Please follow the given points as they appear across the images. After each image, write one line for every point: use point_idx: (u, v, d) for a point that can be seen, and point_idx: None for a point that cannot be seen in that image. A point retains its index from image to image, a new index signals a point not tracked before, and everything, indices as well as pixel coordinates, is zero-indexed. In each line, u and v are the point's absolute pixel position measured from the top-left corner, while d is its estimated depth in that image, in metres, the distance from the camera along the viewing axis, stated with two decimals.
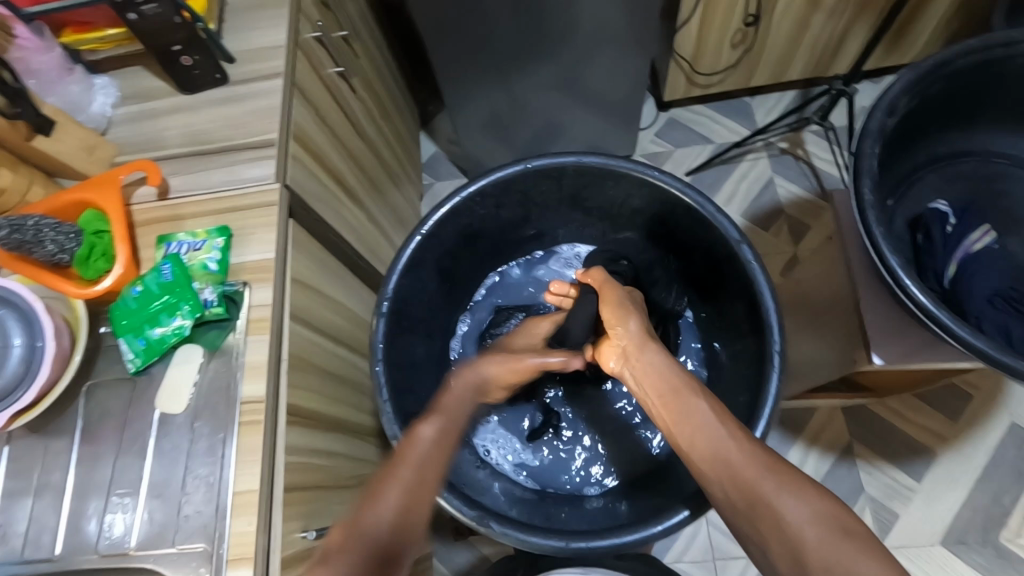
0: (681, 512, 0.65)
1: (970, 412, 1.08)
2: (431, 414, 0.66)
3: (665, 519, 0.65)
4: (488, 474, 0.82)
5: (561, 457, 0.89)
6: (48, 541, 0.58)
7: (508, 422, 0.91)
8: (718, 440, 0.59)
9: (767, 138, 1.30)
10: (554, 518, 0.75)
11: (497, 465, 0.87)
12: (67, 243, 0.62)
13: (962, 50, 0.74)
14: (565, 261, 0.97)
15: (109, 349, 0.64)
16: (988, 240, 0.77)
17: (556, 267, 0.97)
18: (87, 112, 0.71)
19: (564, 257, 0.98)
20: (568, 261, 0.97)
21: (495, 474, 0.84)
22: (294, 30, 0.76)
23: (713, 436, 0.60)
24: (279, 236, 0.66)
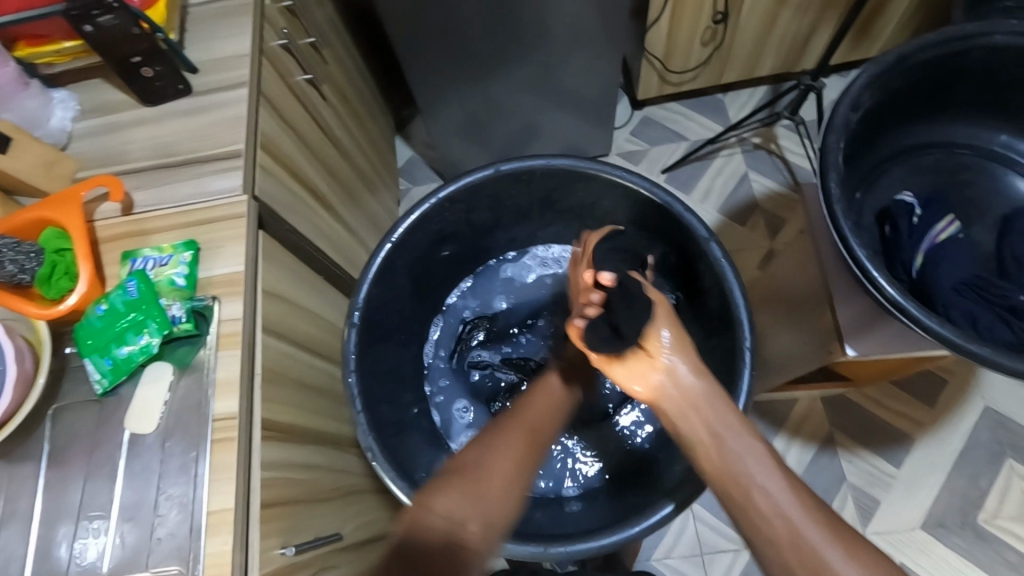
0: (664, 508, 0.65)
1: (945, 398, 1.10)
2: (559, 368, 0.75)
3: (648, 517, 0.65)
4: None
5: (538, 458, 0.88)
6: (16, 570, 0.56)
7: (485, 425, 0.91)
8: (781, 506, 0.54)
9: (740, 134, 1.32)
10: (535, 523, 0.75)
11: None
12: (27, 262, 0.60)
13: (920, 44, 0.75)
14: (541, 260, 0.97)
15: (75, 371, 0.62)
16: (953, 229, 0.79)
17: (531, 264, 0.97)
18: (45, 128, 0.70)
19: (539, 256, 0.97)
20: (544, 261, 0.97)
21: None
22: (259, 38, 0.74)
23: (776, 501, 0.55)
24: (248, 248, 0.65)
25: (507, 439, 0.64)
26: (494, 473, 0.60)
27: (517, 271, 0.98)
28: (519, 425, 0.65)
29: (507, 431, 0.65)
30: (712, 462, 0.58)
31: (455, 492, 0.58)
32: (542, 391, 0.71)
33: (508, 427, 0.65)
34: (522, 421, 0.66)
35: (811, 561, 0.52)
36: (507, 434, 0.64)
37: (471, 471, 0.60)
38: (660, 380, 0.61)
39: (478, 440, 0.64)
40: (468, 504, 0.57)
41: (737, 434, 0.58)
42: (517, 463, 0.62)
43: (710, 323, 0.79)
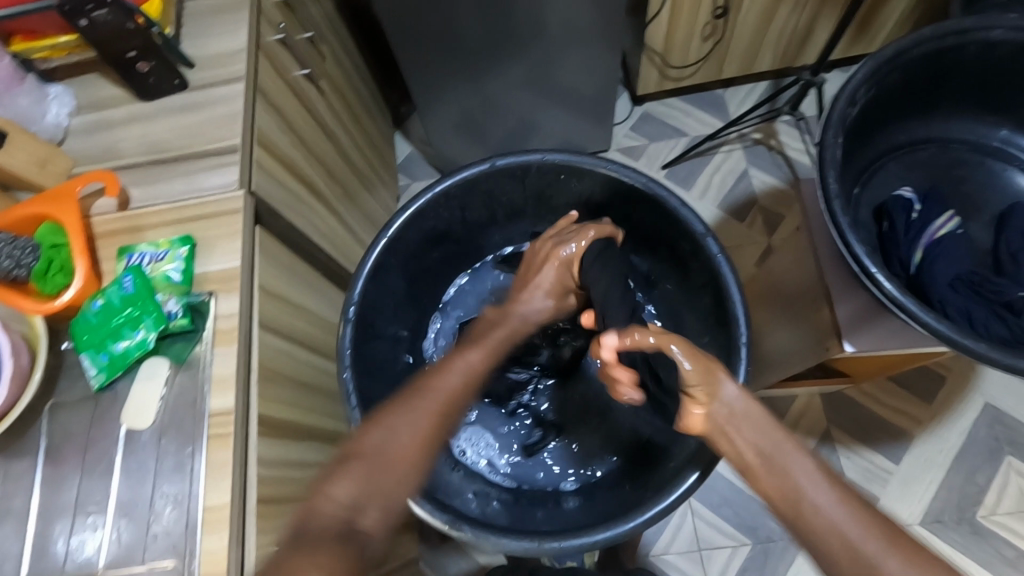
0: (692, 474, 0.65)
1: (943, 394, 1.10)
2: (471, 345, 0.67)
3: (674, 491, 0.65)
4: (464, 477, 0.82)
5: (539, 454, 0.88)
6: (12, 566, 0.56)
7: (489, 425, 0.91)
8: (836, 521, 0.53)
9: (740, 129, 1.31)
10: (531, 519, 0.75)
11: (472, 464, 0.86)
12: (23, 257, 0.60)
13: (920, 38, 0.74)
14: None
15: (71, 367, 0.62)
16: (953, 225, 0.78)
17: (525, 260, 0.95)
18: (40, 123, 0.69)
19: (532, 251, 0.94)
20: None
21: (471, 476, 0.83)
22: (255, 32, 0.74)
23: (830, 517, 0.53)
24: (244, 244, 0.65)
25: (408, 422, 0.59)
26: (394, 454, 0.57)
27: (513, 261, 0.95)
28: (431, 406, 0.60)
29: (418, 411, 0.60)
30: (768, 486, 0.57)
31: (356, 477, 0.55)
32: (457, 363, 0.64)
33: (415, 404, 0.60)
34: (432, 399, 0.61)
35: (827, 555, 0.53)
36: (412, 415, 0.59)
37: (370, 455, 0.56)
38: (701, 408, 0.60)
39: (385, 416, 0.60)
40: (374, 492, 0.55)
41: (789, 456, 0.57)
42: (422, 445, 0.58)
43: (705, 319, 0.79)
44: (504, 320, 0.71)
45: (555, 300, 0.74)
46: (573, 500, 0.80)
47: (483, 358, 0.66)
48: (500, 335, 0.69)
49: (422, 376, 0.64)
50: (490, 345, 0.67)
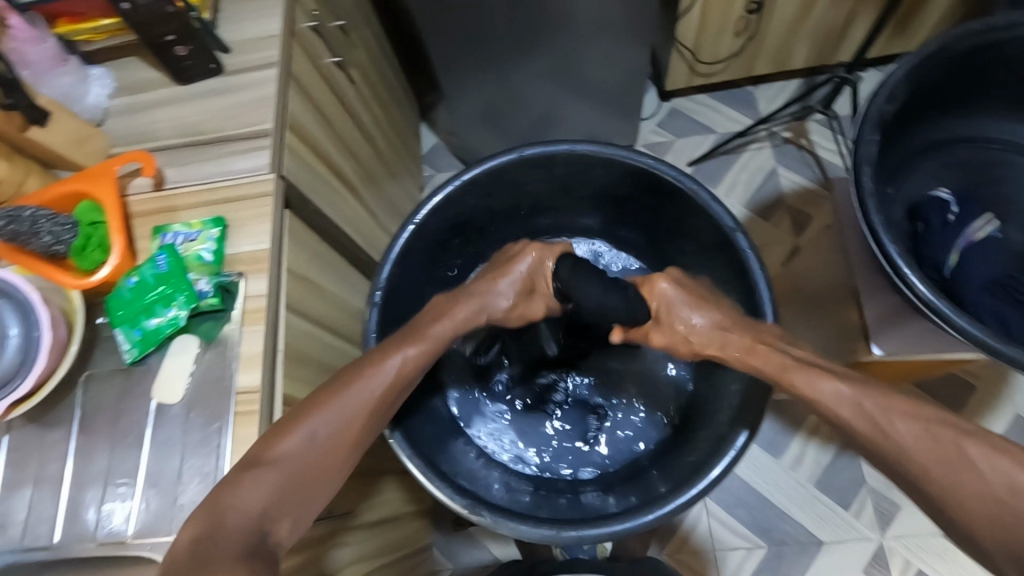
0: (742, 433, 0.66)
1: (972, 403, 1.08)
2: (412, 337, 0.65)
3: (711, 471, 0.65)
4: (483, 463, 0.82)
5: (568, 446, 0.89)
6: (47, 530, 0.58)
7: (527, 425, 0.90)
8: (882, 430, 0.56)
9: (770, 127, 1.29)
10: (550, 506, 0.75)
11: (495, 454, 0.87)
12: (63, 234, 0.61)
13: (964, 34, 0.72)
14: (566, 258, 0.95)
15: (105, 341, 0.64)
16: (991, 228, 0.76)
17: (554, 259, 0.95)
18: (82, 104, 0.71)
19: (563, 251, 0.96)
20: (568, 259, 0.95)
21: (490, 464, 0.83)
22: (289, 19, 0.75)
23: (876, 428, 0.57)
24: (273, 227, 0.66)
25: (330, 424, 0.58)
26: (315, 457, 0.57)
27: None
28: (359, 406, 0.60)
29: (346, 411, 0.59)
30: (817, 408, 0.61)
31: (267, 487, 0.53)
32: (390, 361, 0.62)
33: (338, 404, 0.59)
34: (362, 397, 0.60)
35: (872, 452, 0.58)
36: (337, 415, 0.59)
37: (287, 459, 0.55)
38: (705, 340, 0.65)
39: (307, 415, 0.58)
40: (286, 502, 0.54)
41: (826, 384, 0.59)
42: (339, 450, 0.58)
43: None
44: (450, 309, 0.67)
45: (517, 296, 0.69)
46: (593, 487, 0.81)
47: (419, 355, 0.64)
48: (447, 328, 0.66)
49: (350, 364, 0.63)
50: (430, 345, 0.64)
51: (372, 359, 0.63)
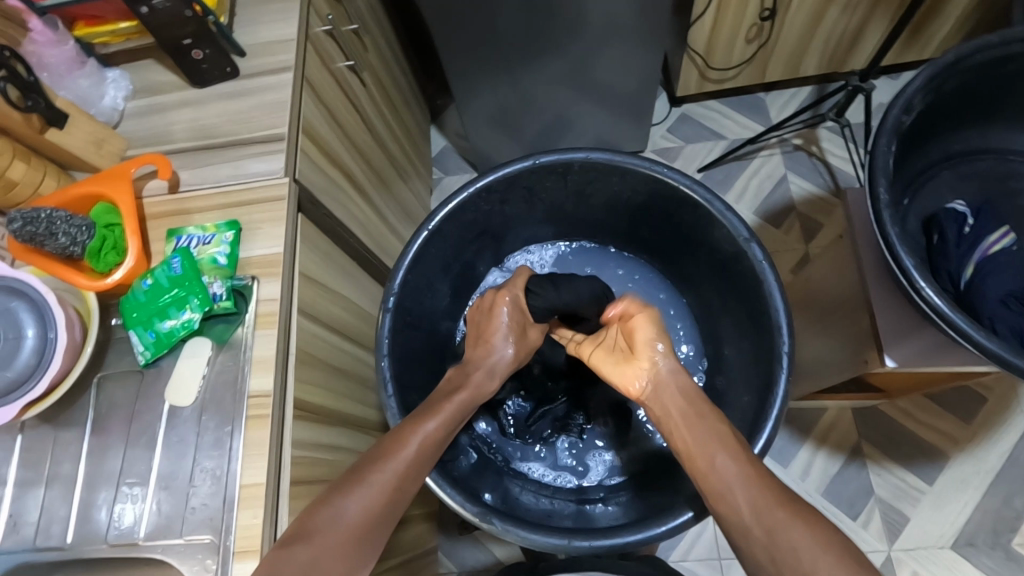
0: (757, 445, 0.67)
1: (982, 414, 1.07)
2: (429, 411, 0.67)
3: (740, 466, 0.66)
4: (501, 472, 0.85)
5: (587, 451, 0.89)
6: (59, 530, 0.59)
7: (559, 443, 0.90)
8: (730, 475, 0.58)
9: (781, 134, 1.28)
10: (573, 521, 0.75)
11: (529, 472, 0.88)
12: (78, 235, 0.61)
13: (979, 46, 0.71)
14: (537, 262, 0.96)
15: (119, 342, 0.65)
16: (1007, 241, 0.75)
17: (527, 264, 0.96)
18: (98, 106, 0.72)
19: (534, 256, 0.96)
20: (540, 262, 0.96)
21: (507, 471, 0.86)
22: (304, 23, 0.75)
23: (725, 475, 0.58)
24: (288, 231, 0.66)
25: (356, 504, 0.56)
26: (342, 534, 0.54)
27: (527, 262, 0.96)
28: (388, 480, 0.59)
29: (378, 491, 0.57)
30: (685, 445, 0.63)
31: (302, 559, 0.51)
32: (413, 434, 0.63)
33: (369, 482, 0.58)
34: (388, 472, 0.59)
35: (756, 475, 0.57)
36: (370, 488, 0.57)
37: (315, 534, 0.53)
38: (648, 386, 0.69)
39: (336, 495, 0.56)
40: None
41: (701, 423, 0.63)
42: (365, 532, 0.55)
43: (745, 323, 0.78)
44: (465, 381, 0.72)
45: (515, 338, 0.76)
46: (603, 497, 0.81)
47: (441, 425, 0.65)
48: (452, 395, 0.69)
49: (378, 442, 0.63)
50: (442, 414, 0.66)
51: (406, 427, 0.64)
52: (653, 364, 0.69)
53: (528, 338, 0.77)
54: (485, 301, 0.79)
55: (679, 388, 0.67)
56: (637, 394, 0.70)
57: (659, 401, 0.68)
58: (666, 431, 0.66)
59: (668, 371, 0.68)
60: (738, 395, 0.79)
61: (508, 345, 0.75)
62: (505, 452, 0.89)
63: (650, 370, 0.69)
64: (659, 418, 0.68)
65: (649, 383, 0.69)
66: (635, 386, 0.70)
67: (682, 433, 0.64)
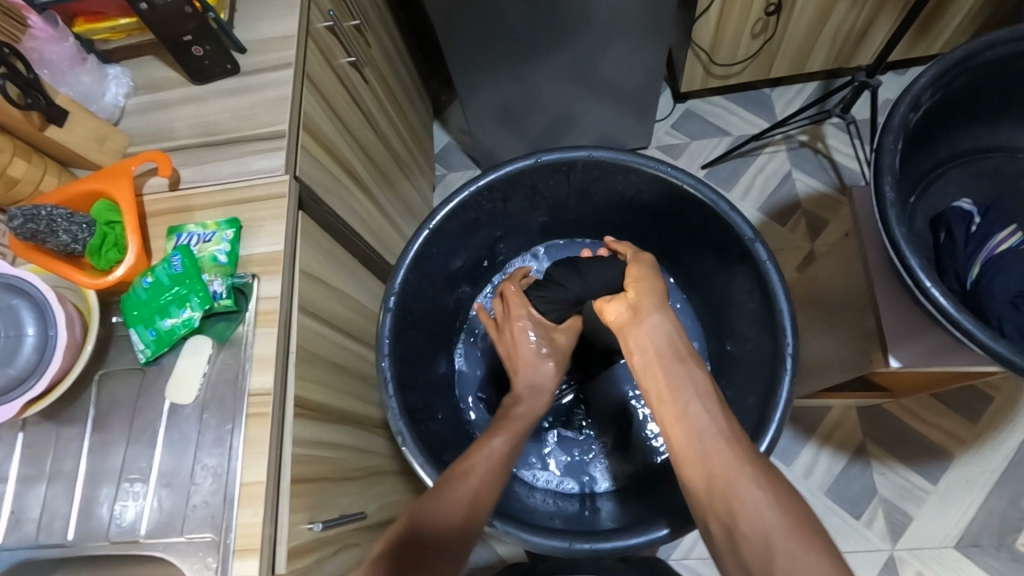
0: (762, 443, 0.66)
1: (989, 413, 1.06)
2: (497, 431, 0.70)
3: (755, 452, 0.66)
4: None
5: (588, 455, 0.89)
6: (61, 527, 0.59)
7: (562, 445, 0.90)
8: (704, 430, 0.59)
9: (787, 131, 1.27)
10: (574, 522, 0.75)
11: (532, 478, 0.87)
12: (80, 233, 0.62)
13: (990, 41, 0.70)
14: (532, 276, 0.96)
15: (120, 339, 0.65)
16: (1014, 241, 0.73)
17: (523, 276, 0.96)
18: (100, 103, 0.72)
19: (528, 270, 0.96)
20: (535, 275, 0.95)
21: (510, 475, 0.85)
22: (306, 19, 0.75)
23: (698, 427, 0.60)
24: (289, 228, 0.66)
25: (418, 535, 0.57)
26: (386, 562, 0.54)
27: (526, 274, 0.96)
28: (456, 509, 0.60)
29: (443, 525, 0.59)
30: (658, 386, 0.65)
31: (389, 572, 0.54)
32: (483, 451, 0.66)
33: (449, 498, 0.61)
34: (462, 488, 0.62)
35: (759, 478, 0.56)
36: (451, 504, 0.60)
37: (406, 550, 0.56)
38: (626, 313, 0.69)
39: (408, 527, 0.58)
40: None
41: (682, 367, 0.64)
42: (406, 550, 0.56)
43: (750, 324, 0.78)
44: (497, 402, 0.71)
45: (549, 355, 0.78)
46: (600, 503, 0.81)
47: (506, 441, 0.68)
48: None
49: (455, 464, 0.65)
50: None
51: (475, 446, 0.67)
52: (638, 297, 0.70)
53: (557, 343, 0.80)
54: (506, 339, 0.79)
55: (659, 330, 0.67)
56: (612, 320, 0.71)
57: (634, 335, 0.68)
58: (639, 370, 0.67)
59: (651, 312, 0.68)
60: (742, 395, 0.78)
61: (545, 361, 0.77)
62: None
63: (632, 302, 0.69)
64: (633, 353, 0.68)
65: (627, 312, 0.69)
66: (611, 312, 0.72)
67: (655, 374, 0.65)
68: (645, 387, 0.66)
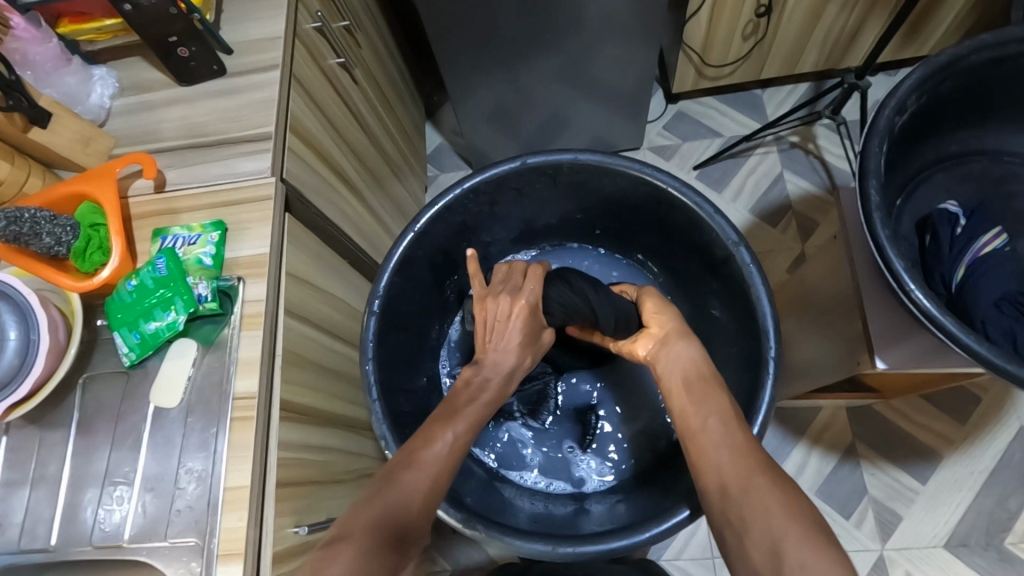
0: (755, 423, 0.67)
1: (978, 414, 1.07)
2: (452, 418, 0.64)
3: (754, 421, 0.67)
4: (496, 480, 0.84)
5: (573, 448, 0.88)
6: (44, 532, 0.59)
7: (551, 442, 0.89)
8: (722, 441, 0.61)
9: (777, 132, 1.28)
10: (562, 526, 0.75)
11: (523, 481, 0.86)
12: (64, 235, 0.61)
13: (976, 44, 0.70)
14: None
15: (104, 343, 0.64)
16: (999, 243, 0.74)
17: None
18: (85, 105, 0.71)
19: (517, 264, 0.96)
20: None
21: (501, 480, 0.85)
22: (293, 20, 0.74)
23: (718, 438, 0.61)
24: (274, 231, 0.66)
25: (394, 515, 0.55)
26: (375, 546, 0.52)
27: None
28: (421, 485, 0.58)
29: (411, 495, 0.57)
30: (682, 405, 0.66)
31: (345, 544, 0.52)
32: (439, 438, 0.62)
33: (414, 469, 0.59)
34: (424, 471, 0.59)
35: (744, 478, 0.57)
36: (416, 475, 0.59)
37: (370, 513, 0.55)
38: (655, 346, 0.72)
39: (369, 504, 0.56)
40: None
41: (707, 387, 0.66)
42: (398, 524, 0.54)
43: (735, 326, 0.78)
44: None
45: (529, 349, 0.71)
46: (583, 504, 0.81)
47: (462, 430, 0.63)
48: None
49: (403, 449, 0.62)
50: None
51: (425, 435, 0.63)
52: (663, 328, 0.73)
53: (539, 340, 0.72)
54: (494, 310, 0.70)
55: (687, 356, 0.70)
56: (643, 355, 0.73)
57: (663, 365, 0.71)
58: (664, 390, 0.69)
59: (678, 340, 0.71)
60: None
61: (523, 353, 0.70)
62: (497, 460, 0.88)
63: (659, 334, 0.73)
64: (661, 380, 0.70)
65: (656, 344, 0.72)
66: (642, 349, 0.73)
67: (680, 393, 0.67)
68: (670, 410, 0.67)
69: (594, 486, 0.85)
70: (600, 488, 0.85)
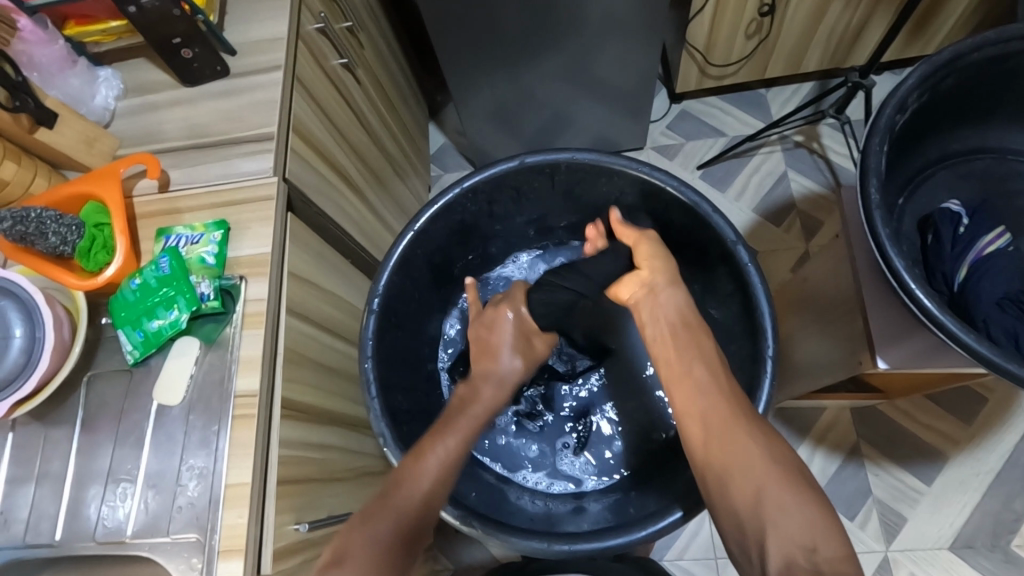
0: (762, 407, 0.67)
1: (983, 415, 1.06)
2: (446, 429, 0.67)
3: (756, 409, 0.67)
4: (498, 480, 0.83)
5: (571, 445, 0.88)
6: (49, 527, 0.59)
7: (550, 444, 0.89)
8: (707, 399, 0.61)
9: (781, 131, 1.27)
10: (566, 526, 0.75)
11: (524, 482, 0.85)
12: (69, 235, 0.62)
13: (979, 42, 0.70)
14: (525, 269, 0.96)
15: (108, 341, 0.65)
16: (1001, 243, 0.73)
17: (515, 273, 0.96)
18: (89, 105, 0.72)
19: (522, 263, 0.96)
20: (527, 269, 0.96)
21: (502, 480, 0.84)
22: (296, 22, 0.75)
23: (703, 396, 0.61)
24: (275, 230, 0.66)
25: (392, 534, 0.58)
26: (375, 568, 0.56)
27: (520, 268, 0.96)
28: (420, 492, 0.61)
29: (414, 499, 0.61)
30: (666, 354, 0.67)
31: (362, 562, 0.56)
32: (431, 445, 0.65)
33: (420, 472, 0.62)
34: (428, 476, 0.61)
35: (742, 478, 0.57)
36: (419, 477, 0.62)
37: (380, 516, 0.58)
38: (642, 291, 0.71)
39: (364, 524, 0.59)
40: None
41: (698, 342, 0.66)
42: (399, 542, 0.58)
43: (733, 325, 0.77)
44: (476, 397, 0.72)
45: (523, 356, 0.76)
46: (581, 502, 0.80)
47: (457, 441, 0.66)
48: None
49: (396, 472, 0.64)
50: None
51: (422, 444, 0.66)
52: (650, 274, 0.71)
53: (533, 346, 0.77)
54: (484, 323, 0.78)
55: (673, 307, 0.69)
56: (628, 299, 0.73)
57: (649, 311, 0.70)
58: (648, 335, 0.69)
59: (666, 289, 0.70)
60: None
61: (514, 357, 0.75)
62: (498, 463, 0.87)
63: (647, 280, 0.71)
64: (647, 327, 0.70)
65: (643, 290, 0.71)
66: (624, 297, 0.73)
67: (666, 344, 0.67)
68: (656, 358, 0.68)
69: (593, 486, 0.84)
70: (599, 486, 0.84)
